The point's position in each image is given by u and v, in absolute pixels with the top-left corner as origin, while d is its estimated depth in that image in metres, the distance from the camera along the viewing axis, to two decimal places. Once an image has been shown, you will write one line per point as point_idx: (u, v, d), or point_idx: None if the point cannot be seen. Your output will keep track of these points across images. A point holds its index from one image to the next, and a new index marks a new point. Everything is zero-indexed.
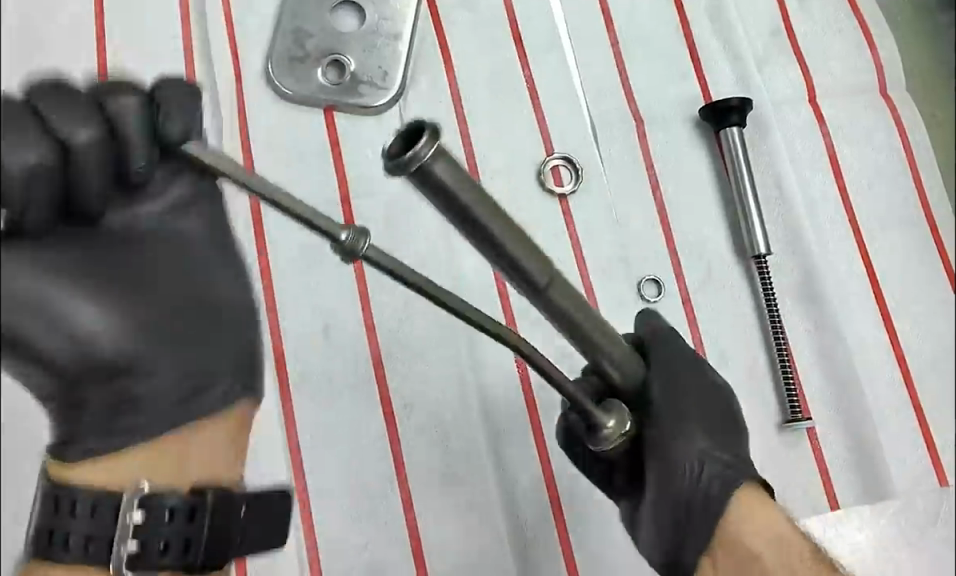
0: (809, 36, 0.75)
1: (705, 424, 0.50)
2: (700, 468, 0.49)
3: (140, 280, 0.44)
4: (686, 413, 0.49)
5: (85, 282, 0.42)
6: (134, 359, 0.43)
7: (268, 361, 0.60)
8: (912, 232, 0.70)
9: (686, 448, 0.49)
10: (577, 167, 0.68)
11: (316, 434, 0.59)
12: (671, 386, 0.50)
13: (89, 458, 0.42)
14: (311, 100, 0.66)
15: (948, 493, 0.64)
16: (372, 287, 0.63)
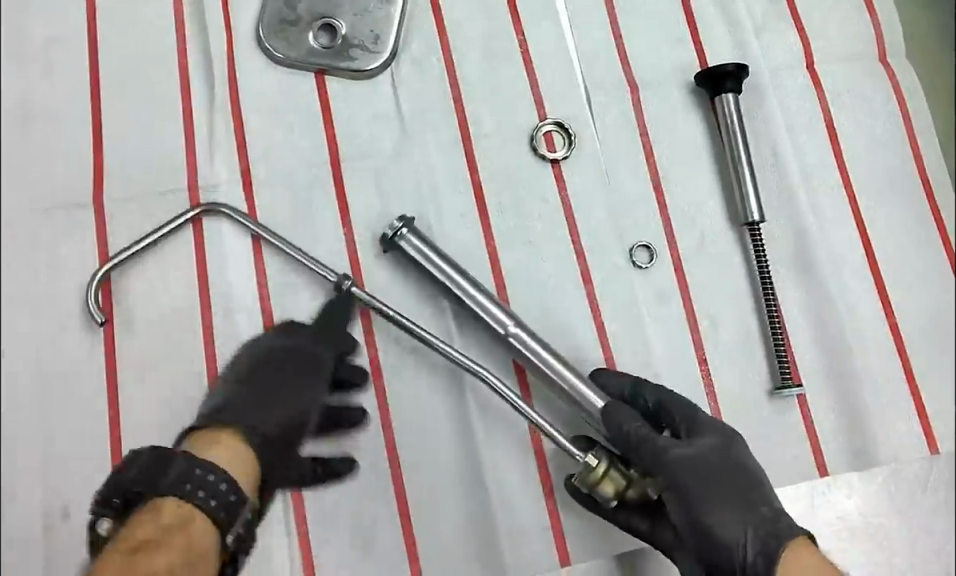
0: (806, 3, 0.75)
1: (737, 500, 0.50)
2: (743, 543, 0.48)
3: (289, 407, 0.51)
4: (714, 490, 0.51)
5: (296, 376, 0.52)
6: (271, 429, 0.49)
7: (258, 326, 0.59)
8: (908, 200, 0.70)
9: (722, 523, 0.49)
10: (570, 133, 0.68)
11: None
12: (698, 464, 0.51)
13: (214, 431, 0.47)
14: (301, 64, 0.65)
15: (938, 460, 0.63)
16: (363, 250, 0.62)
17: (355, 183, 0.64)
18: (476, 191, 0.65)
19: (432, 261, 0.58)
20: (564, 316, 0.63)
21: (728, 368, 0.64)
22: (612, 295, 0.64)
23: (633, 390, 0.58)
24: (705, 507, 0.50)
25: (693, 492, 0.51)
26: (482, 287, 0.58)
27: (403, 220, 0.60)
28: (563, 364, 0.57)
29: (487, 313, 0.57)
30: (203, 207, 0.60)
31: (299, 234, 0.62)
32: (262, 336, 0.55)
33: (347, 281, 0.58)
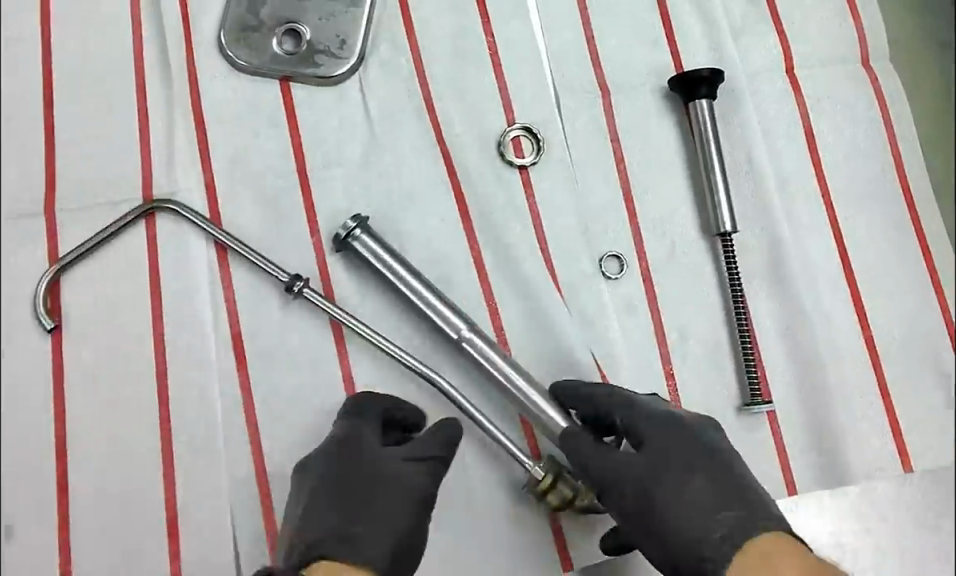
0: (787, 4, 0.72)
1: (721, 504, 0.49)
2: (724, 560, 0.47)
3: (372, 521, 0.50)
4: (695, 499, 0.49)
5: (364, 488, 0.51)
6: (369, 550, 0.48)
7: (225, 341, 0.58)
8: (888, 209, 0.68)
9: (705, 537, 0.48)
10: (539, 139, 0.66)
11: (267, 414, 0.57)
12: (675, 474, 0.50)
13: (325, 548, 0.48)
14: (264, 71, 0.64)
15: (911, 477, 0.62)
16: (332, 259, 0.60)
17: (319, 192, 0.62)
18: (457, 191, 0.64)
19: (387, 262, 0.56)
20: (528, 327, 0.62)
21: (695, 382, 0.62)
22: (581, 308, 0.63)
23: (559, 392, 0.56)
24: (651, 537, 0.50)
25: (638, 523, 0.51)
26: (433, 288, 0.57)
27: (356, 220, 0.57)
28: (517, 371, 0.55)
29: (438, 317, 0.56)
30: (156, 204, 0.59)
31: (258, 244, 0.60)
32: (355, 436, 0.53)
33: (299, 283, 0.56)
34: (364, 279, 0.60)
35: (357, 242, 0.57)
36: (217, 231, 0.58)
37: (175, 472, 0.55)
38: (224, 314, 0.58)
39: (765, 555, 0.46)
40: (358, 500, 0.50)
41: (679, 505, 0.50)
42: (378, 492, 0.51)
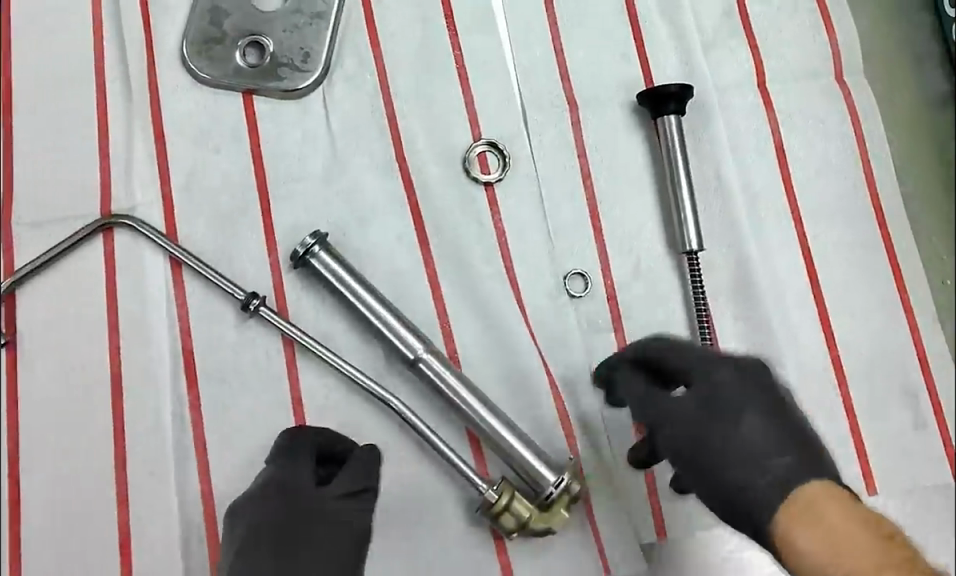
0: (761, 18, 0.72)
1: (777, 435, 0.49)
2: (768, 481, 0.47)
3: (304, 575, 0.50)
4: (746, 421, 0.49)
5: (290, 542, 0.51)
6: None
7: (175, 358, 0.57)
8: (858, 227, 0.67)
9: (763, 463, 0.48)
10: (504, 153, 0.65)
11: (222, 435, 0.56)
12: (728, 400, 0.50)
13: None
14: (227, 84, 0.63)
15: (875, 501, 0.62)
16: (289, 278, 0.60)
17: (280, 208, 0.62)
18: (414, 209, 0.63)
19: (347, 282, 0.56)
20: (490, 346, 0.61)
21: None
22: (544, 326, 0.62)
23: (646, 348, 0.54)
24: (697, 479, 0.50)
25: (686, 460, 0.50)
26: (390, 306, 0.56)
27: (315, 236, 0.56)
28: (471, 393, 0.55)
29: (393, 338, 0.55)
30: (115, 218, 0.58)
31: (215, 260, 0.60)
32: (284, 479, 0.52)
33: (255, 300, 0.56)
34: (322, 296, 0.59)
35: (317, 260, 0.56)
36: (174, 247, 0.58)
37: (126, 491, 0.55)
38: (179, 332, 0.58)
39: (810, 508, 0.46)
40: (295, 543, 0.51)
41: (722, 453, 0.49)
42: (305, 543, 0.51)
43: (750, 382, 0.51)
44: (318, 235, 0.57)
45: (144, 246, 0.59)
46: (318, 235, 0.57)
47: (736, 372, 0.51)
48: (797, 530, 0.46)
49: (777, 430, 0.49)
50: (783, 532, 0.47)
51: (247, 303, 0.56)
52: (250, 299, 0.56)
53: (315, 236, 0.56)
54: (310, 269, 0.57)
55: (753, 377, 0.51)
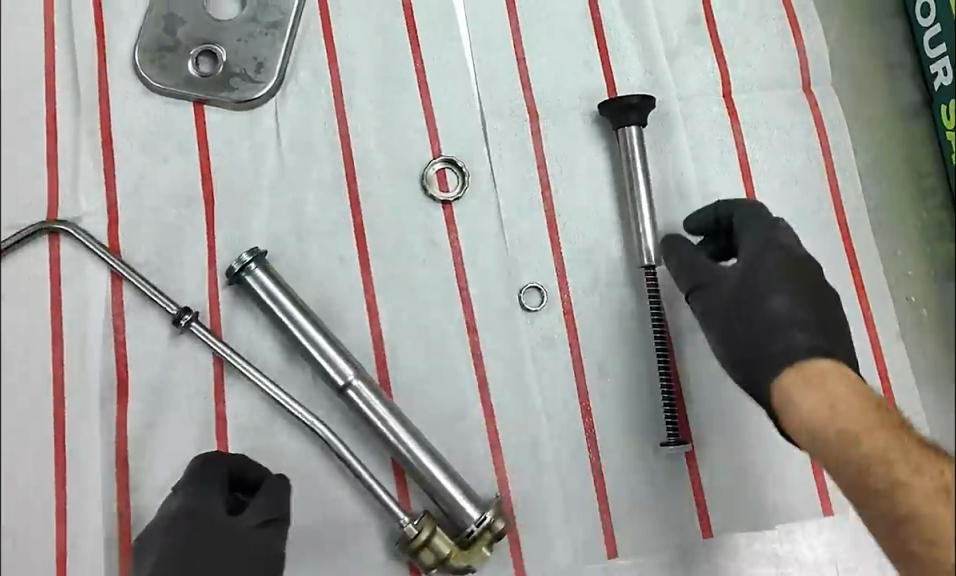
0: (728, 26, 0.70)
1: (802, 321, 0.49)
2: (787, 336, 0.48)
3: None
4: (771, 297, 0.50)
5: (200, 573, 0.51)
6: None
7: (111, 372, 0.57)
8: (820, 242, 0.66)
9: (774, 305, 0.50)
10: (463, 171, 0.64)
11: (158, 451, 0.56)
12: (759, 284, 0.51)
13: None
14: (178, 92, 0.62)
15: (832, 523, 0.60)
16: (224, 294, 0.59)
17: (225, 221, 0.61)
18: (357, 228, 0.62)
19: (279, 301, 0.55)
20: (440, 362, 0.61)
21: (611, 418, 0.61)
22: (496, 341, 0.61)
23: (725, 213, 0.56)
24: (727, 351, 0.52)
25: (721, 312, 0.53)
26: (323, 328, 0.55)
27: (252, 253, 0.56)
28: (398, 421, 0.54)
29: (324, 362, 0.54)
30: (58, 223, 0.58)
31: (158, 273, 0.59)
32: (190, 508, 0.51)
33: (187, 315, 0.56)
34: (255, 315, 0.59)
35: (251, 279, 0.55)
36: (114, 260, 0.57)
37: (62, 501, 0.55)
38: (114, 346, 0.58)
39: (818, 374, 0.45)
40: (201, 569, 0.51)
41: (749, 334, 0.50)
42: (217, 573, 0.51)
43: (792, 267, 0.51)
44: (256, 252, 0.56)
45: (89, 257, 0.59)
46: (255, 252, 0.56)
47: (789, 262, 0.52)
48: (796, 385, 0.45)
49: (805, 310, 0.50)
50: (789, 383, 0.46)
51: (175, 316, 0.56)
52: (179, 312, 0.56)
53: (252, 253, 0.56)
54: (243, 287, 0.56)
55: (800, 277, 0.51)
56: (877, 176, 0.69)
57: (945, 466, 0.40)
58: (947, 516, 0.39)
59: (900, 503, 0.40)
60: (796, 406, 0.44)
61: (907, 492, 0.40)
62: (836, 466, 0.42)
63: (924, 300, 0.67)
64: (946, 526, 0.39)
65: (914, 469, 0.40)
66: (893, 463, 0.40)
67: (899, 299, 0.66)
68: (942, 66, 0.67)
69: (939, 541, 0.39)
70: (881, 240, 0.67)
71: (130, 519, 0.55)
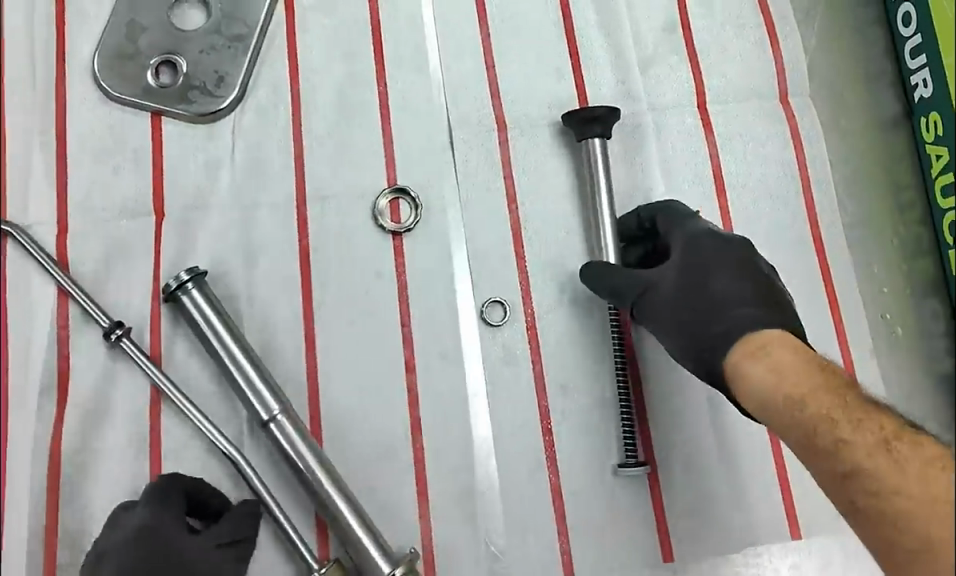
0: (703, 34, 0.69)
1: (744, 292, 0.53)
2: (737, 311, 0.51)
3: None
4: (714, 277, 0.54)
5: None
6: None
7: (52, 382, 0.58)
8: (792, 257, 0.65)
9: (720, 287, 0.53)
10: (415, 199, 0.63)
11: (99, 464, 0.57)
12: (698, 268, 0.55)
13: None
14: (137, 103, 0.63)
15: (797, 546, 0.59)
16: (166, 313, 0.59)
17: (178, 234, 0.61)
18: (302, 250, 0.62)
19: (212, 324, 0.56)
20: (396, 377, 0.60)
21: (570, 436, 0.59)
22: (453, 356, 0.61)
23: (653, 212, 0.60)
24: (678, 338, 0.54)
25: (668, 304, 0.55)
26: (250, 355, 0.57)
27: (191, 273, 0.57)
28: (316, 460, 0.55)
29: (248, 389, 0.56)
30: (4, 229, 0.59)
31: (109, 284, 0.60)
32: (148, 528, 0.51)
33: (119, 331, 0.56)
34: (188, 337, 0.59)
35: (185, 300, 0.57)
36: (59, 274, 0.58)
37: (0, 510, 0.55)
38: (57, 360, 0.58)
39: (762, 345, 0.48)
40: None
41: (694, 314, 0.53)
42: None
43: (726, 250, 0.55)
44: (196, 270, 0.57)
45: (34, 267, 0.59)
46: (195, 270, 0.57)
47: (720, 244, 0.56)
48: (745, 359, 0.49)
49: (745, 282, 0.53)
50: (738, 357, 0.49)
51: (111, 334, 0.56)
52: (115, 331, 0.56)
53: (192, 272, 0.57)
54: (179, 308, 0.57)
55: (731, 251, 0.55)
56: (858, 188, 0.67)
57: (885, 421, 0.43)
58: (887, 467, 0.41)
59: (845, 459, 0.42)
60: (752, 379, 0.48)
61: (850, 448, 0.42)
62: (789, 428, 0.46)
63: (902, 318, 0.64)
64: (887, 478, 0.41)
65: (856, 426, 0.43)
66: (836, 423, 0.43)
67: (875, 316, 0.64)
68: (922, 78, 0.64)
69: (880, 492, 0.41)
70: (857, 255, 0.65)
71: (65, 533, 0.55)
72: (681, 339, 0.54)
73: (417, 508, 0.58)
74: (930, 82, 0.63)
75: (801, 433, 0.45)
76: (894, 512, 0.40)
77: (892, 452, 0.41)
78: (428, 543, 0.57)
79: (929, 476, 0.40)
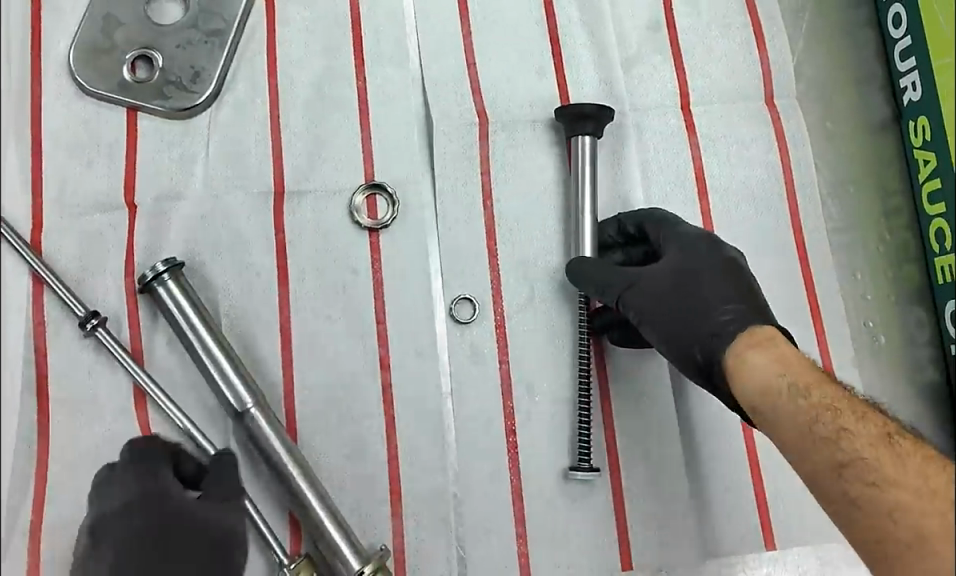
0: (689, 33, 0.68)
1: (730, 294, 0.52)
2: (727, 316, 0.51)
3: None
4: (701, 277, 0.53)
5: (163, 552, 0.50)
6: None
7: (26, 372, 0.57)
8: (775, 261, 0.64)
9: (709, 289, 0.53)
10: (393, 195, 0.63)
11: (70, 458, 0.56)
12: (685, 268, 0.54)
13: None
14: (112, 98, 0.62)
15: (773, 556, 0.58)
16: (143, 307, 0.59)
17: (152, 227, 0.61)
18: (279, 244, 0.61)
19: (187, 315, 0.56)
20: (368, 377, 0.59)
21: (543, 439, 0.59)
22: (426, 356, 0.60)
23: (638, 220, 0.59)
24: (667, 338, 0.53)
25: (658, 302, 0.53)
26: (227, 349, 0.56)
27: (167, 263, 0.57)
28: (287, 456, 0.54)
29: (223, 383, 0.55)
30: None
31: (81, 278, 0.59)
32: (137, 493, 0.51)
33: (94, 320, 0.56)
34: (166, 331, 0.59)
35: (162, 290, 0.56)
36: (36, 263, 0.57)
37: None
38: (35, 354, 0.57)
39: (770, 338, 0.49)
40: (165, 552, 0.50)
41: (688, 315, 0.52)
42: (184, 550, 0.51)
43: (713, 251, 0.55)
44: (176, 262, 0.57)
45: (9, 253, 0.58)
46: (175, 261, 0.57)
47: (706, 245, 0.55)
48: (749, 347, 0.48)
49: (731, 285, 0.53)
50: (743, 347, 0.49)
51: (86, 323, 0.56)
52: (91, 320, 0.56)
53: (170, 263, 0.57)
54: (156, 300, 0.57)
55: (716, 252, 0.55)
56: (843, 192, 0.66)
57: (888, 421, 0.44)
58: (888, 457, 0.41)
59: (845, 447, 0.42)
60: (752, 370, 0.47)
61: (852, 438, 0.42)
62: (787, 416, 0.45)
63: (884, 325, 0.63)
64: (886, 470, 0.41)
65: (860, 419, 0.43)
66: (839, 414, 0.44)
67: (857, 323, 0.63)
68: (911, 80, 0.63)
69: (880, 483, 0.41)
70: (842, 260, 0.64)
71: (37, 526, 0.55)
72: (674, 337, 0.53)
73: (388, 509, 0.57)
74: (919, 84, 0.62)
75: (800, 420, 0.44)
76: (889, 501, 0.40)
77: (891, 447, 0.42)
78: (399, 544, 0.56)
79: (928, 472, 0.40)
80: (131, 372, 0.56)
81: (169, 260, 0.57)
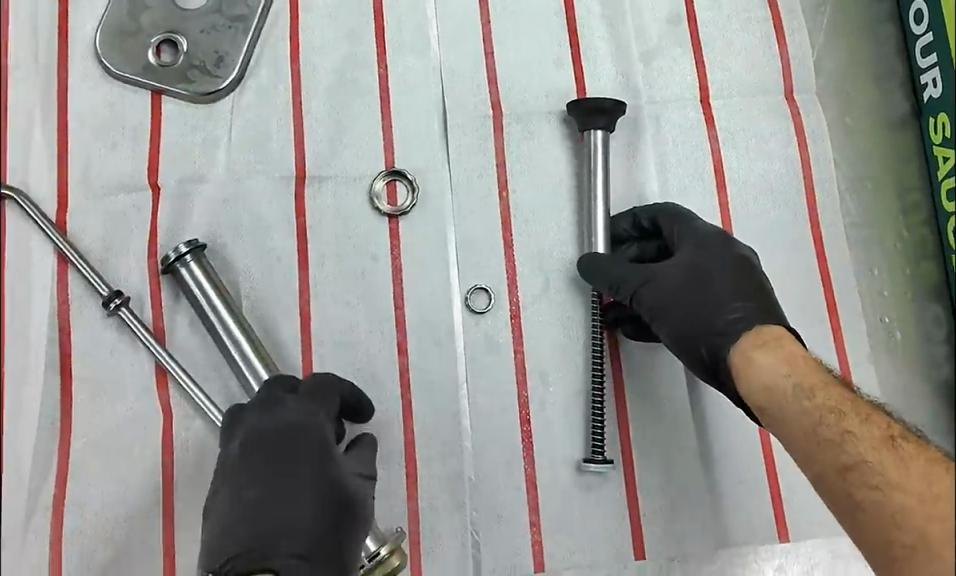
0: (710, 26, 0.68)
1: (742, 292, 0.53)
2: (735, 314, 0.51)
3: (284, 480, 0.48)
4: (712, 275, 0.54)
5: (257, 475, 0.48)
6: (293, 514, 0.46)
7: (50, 350, 0.58)
8: (792, 256, 0.64)
9: (720, 287, 0.53)
10: (413, 182, 0.63)
11: (91, 436, 0.57)
12: (697, 265, 0.54)
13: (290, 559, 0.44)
14: (137, 81, 0.63)
15: (784, 548, 0.58)
16: (165, 288, 0.60)
17: (176, 210, 0.62)
18: (299, 230, 0.62)
19: (209, 298, 0.57)
20: (386, 362, 0.60)
21: (558, 428, 0.59)
22: (443, 343, 0.60)
23: (652, 213, 0.60)
24: (678, 336, 0.54)
25: (669, 300, 0.54)
26: (248, 332, 0.57)
27: (189, 245, 0.57)
28: None
29: (244, 366, 0.56)
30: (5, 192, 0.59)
31: (105, 258, 0.60)
32: (304, 421, 0.50)
33: (118, 300, 0.57)
34: (188, 312, 0.60)
35: (185, 271, 0.57)
36: (61, 242, 0.58)
37: None
38: (58, 333, 0.58)
39: (776, 338, 0.49)
40: (293, 494, 0.47)
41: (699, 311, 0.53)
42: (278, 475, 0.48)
43: (728, 248, 0.55)
44: (198, 244, 0.58)
45: (36, 233, 0.60)
46: (197, 243, 0.58)
47: (720, 241, 0.55)
48: (756, 346, 0.49)
49: (744, 282, 0.53)
50: (750, 346, 0.50)
51: (109, 302, 0.57)
52: (114, 299, 0.57)
53: (193, 245, 0.57)
54: (178, 281, 0.58)
55: (730, 248, 0.55)
56: (861, 188, 0.66)
57: (894, 423, 0.43)
58: (890, 460, 0.41)
59: (848, 450, 0.42)
60: (759, 369, 0.48)
61: (855, 441, 0.42)
62: (795, 413, 0.46)
63: (900, 321, 0.64)
64: (889, 474, 0.40)
65: (864, 421, 0.43)
66: (844, 416, 0.44)
67: (874, 318, 0.63)
68: (932, 77, 0.63)
69: (883, 487, 0.40)
70: (858, 257, 0.64)
71: (60, 500, 0.56)
72: (683, 333, 0.53)
73: (404, 492, 0.58)
74: (940, 81, 0.62)
75: (805, 419, 0.45)
76: (890, 506, 0.40)
77: (893, 449, 0.41)
78: (415, 527, 0.57)
79: (932, 474, 0.39)
80: (153, 352, 0.56)
81: (192, 242, 0.58)
